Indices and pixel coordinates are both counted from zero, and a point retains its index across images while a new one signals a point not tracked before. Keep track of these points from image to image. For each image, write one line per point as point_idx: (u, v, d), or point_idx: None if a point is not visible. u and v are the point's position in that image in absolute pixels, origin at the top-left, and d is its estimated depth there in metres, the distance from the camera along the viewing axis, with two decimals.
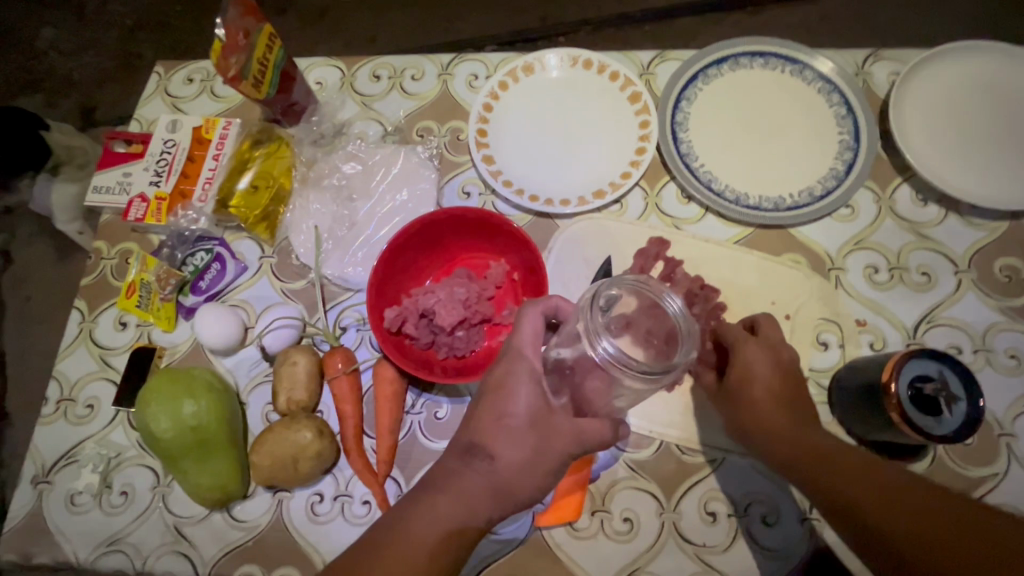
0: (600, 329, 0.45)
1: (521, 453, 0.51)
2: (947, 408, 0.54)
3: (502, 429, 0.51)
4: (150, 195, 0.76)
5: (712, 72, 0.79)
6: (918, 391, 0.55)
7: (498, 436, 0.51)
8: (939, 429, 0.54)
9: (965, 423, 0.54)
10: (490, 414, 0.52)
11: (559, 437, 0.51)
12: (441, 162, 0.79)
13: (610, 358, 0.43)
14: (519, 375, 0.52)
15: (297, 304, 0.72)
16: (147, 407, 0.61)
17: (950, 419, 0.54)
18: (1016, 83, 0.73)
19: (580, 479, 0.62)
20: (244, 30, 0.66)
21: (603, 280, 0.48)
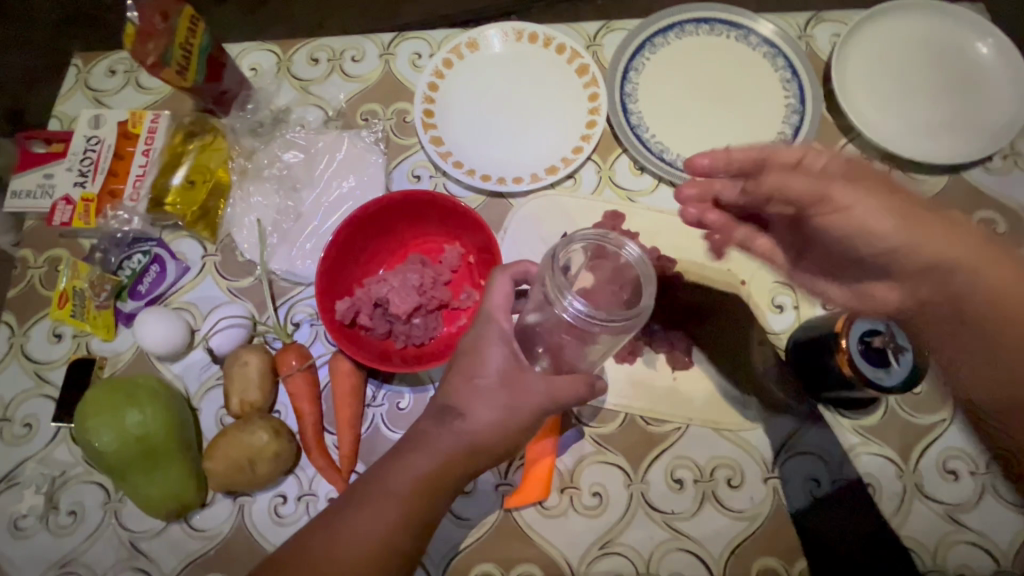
0: (565, 289, 0.47)
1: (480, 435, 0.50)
2: (895, 360, 0.55)
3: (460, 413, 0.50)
4: (75, 197, 0.71)
5: (658, 41, 0.78)
6: (868, 346, 0.56)
7: (456, 421, 0.50)
8: (886, 377, 0.55)
9: (913, 372, 0.54)
10: (451, 398, 0.51)
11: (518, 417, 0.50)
12: (388, 146, 0.76)
13: (579, 315, 0.45)
14: (489, 341, 0.51)
15: (244, 302, 0.69)
16: (87, 420, 0.58)
17: (896, 370, 0.55)
18: (952, 38, 0.74)
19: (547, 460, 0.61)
20: (160, 13, 0.62)
21: (558, 241, 0.49)
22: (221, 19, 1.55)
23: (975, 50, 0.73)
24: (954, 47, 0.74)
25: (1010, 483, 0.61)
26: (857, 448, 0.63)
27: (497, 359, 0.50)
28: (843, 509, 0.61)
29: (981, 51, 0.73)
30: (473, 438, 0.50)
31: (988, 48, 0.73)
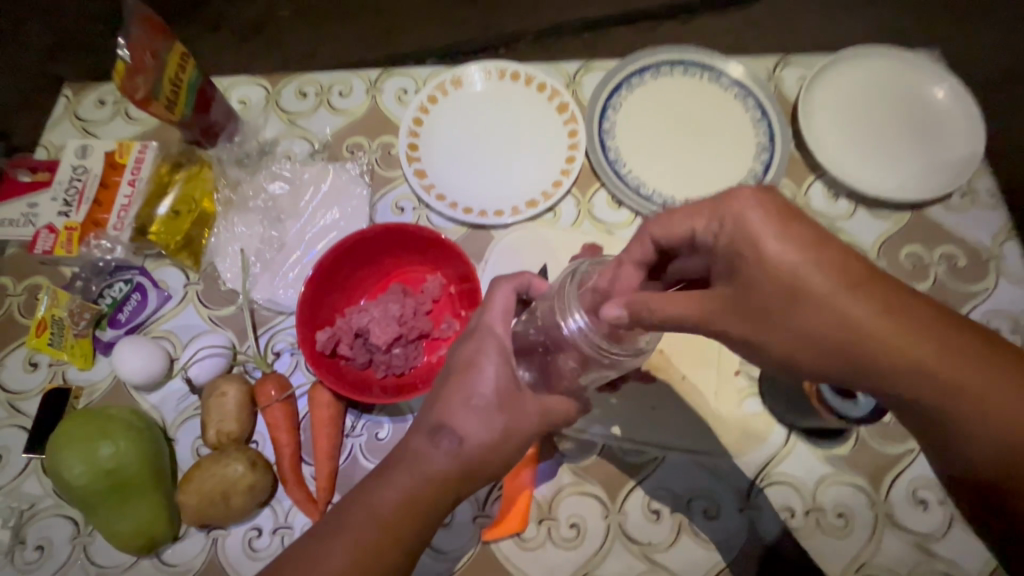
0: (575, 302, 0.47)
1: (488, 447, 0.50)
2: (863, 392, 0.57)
3: (465, 426, 0.49)
4: (59, 225, 0.71)
5: (635, 81, 0.81)
6: None
7: (461, 439, 0.49)
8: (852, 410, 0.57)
9: (878, 406, 0.57)
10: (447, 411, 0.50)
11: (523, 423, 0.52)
12: (372, 178, 0.78)
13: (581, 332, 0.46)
14: (489, 354, 0.51)
15: (225, 331, 0.70)
16: (58, 453, 0.57)
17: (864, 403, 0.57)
18: (910, 83, 0.79)
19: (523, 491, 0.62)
20: (150, 49, 0.63)
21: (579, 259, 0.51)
22: (218, 49, 1.63)
23: (932, 94, 0.78)
24: (912, 91, 0.78)
25: None
26: (830, 478, 0.64)
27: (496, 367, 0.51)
28: (816, 538, 0.62)
29: (938, 95, 0.78)
30: (477, 452, 0.49)
31: (943, 93, 0.78)
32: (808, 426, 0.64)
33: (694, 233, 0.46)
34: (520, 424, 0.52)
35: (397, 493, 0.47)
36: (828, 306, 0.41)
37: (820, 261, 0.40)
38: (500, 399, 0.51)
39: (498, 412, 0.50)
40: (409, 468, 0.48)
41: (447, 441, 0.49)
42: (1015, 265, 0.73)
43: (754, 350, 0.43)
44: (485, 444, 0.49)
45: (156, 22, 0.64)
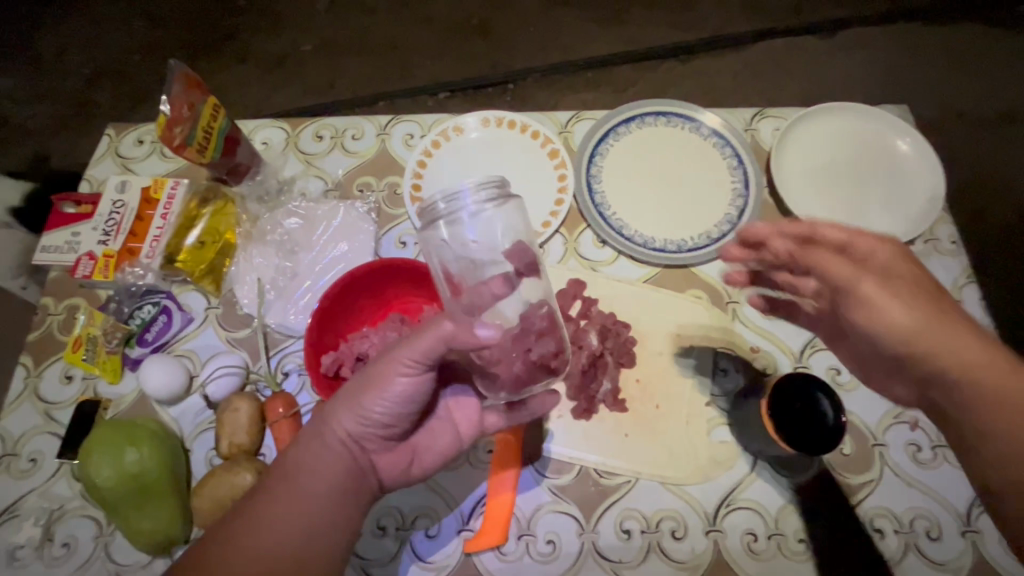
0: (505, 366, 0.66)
1: (370, 407, 0.58)
2: (814, 423, 0.62)
3: (347, 395, 0.59)
4: (98, 253, 0.79)
5: (621, 130, 0.88)
6: (790, 409, 0.64)
7: (344, 404, 0.58)
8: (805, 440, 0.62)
9: (834, 436, 0.61)
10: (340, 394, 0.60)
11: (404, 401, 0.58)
12: (378, 215, 0.85)
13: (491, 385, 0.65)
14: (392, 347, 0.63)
15: (241, 352, 0.77)
16: (88, 459, 0.64)
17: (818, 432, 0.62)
18: (877, 136, 0.85)
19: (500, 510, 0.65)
20: (188, 103, 0.72)
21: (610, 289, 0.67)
22: (245, 80, 1.75)
23: (897, 146, 0.84)
24: (878, 143, 0.85)
25: (930, 541, 0.67)
26: (792, 505, 0.68)
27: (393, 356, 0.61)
28: (776, 560, 0.66)
29: (903, 147, 0.84)
30: (361, 414, 0.58)
31: (908, 145, 0.84)
32: (772, 455, 0.69)
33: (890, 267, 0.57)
34: (402, 380, 0.57)
35: (299, 459, 0.58)
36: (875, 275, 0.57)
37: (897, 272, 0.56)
38: (376, 364, 0.59)
39: (373, 377, 0.59)
40: (307, 439, 0.59)
41: (330, 411, 0.59)
42: (974, 307, 0.78)
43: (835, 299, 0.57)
44: (368, 405, 0.58)
45: (194, 80, 0.73)
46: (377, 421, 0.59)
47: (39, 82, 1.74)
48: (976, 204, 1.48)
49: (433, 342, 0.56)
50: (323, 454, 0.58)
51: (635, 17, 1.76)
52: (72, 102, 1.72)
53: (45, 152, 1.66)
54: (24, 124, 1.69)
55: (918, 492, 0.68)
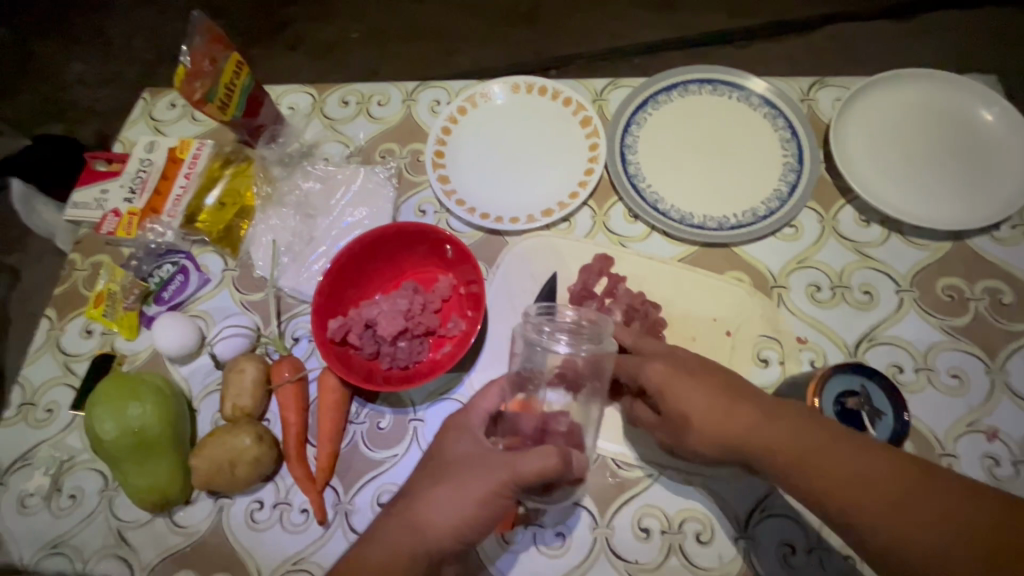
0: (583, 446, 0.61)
1: (458, 517, 0.52)
2: (872, 422, 0.58)
3: (429, 498, 0.53)
4: (123, 210, 0.80)
5: (662, 98, 0.81)
6: (844, 406, 0.58)
7: (421, 497, 0.54)
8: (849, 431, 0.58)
9: (894, 435, 0.58)
10: (415, 484, 0.56)
11: (478, 481, 0.53)
12: (399, 181, 0.82)
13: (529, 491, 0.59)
14: (460, 430, 0.58)
15: (253, 315, 0.75)
16: (95, 409, 0.63)
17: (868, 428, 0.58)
18: (958, 107, 0.74)
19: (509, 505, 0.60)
20: (211, 57, 0.71)
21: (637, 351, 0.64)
22: (292, 65, 1.78)
23: (980, 119, 0.73)
24: (956, 113, 0.74)
25: None
26: None
27: (462, 441, 0.57)
28: None
29: (986, 117, 0.73)
30: (444, 523, 0.52)
31: (993, 116, 0.73)
32: None
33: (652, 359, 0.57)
34: (489, 487, 0.52)
35: (373, 563, 0.50)
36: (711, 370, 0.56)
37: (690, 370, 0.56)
38: (461, 467, 0.54)
39: (460, 484, 0.53)
40: (380, 542, 0.52)
41: (413, 513, 0.53)
42: None
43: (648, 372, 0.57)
44: (449, 511, 0.52)
45: (217, 35, 0.72)
46: (456, 533, 0.52)
47: (105, 66, 1.83)
48: None
49: (533, 463, 0.52)
50: (401, 559, 0.51)
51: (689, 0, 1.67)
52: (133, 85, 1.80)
53: (107, 133, 1.75)
54: (90, 105, 1.79)
55: None
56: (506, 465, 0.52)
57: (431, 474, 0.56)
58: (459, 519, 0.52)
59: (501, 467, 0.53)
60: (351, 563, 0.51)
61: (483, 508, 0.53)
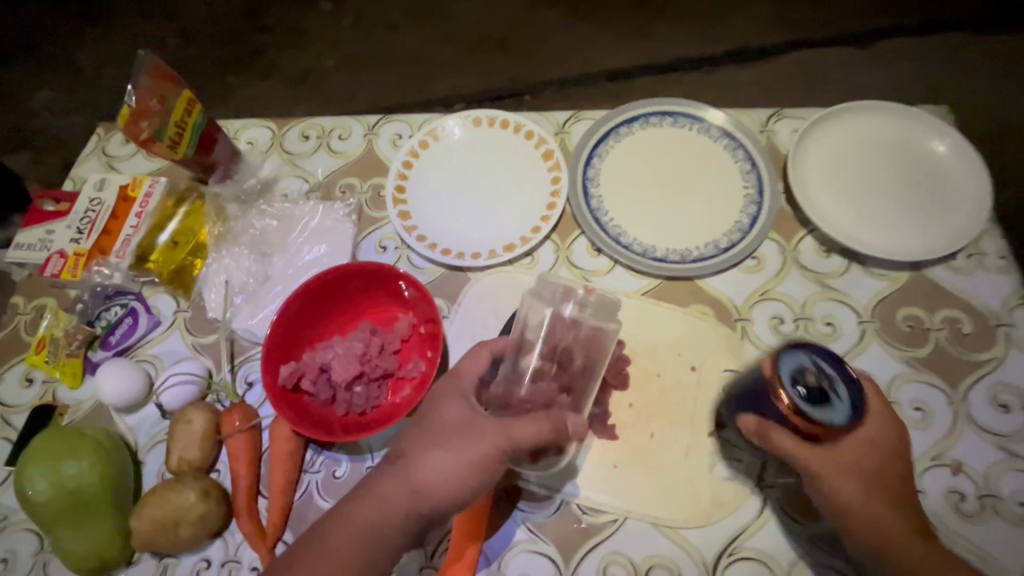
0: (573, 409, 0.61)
1: (456, 481, 0.52)
2: (833, 395, 0.52)
3: (425, 459, 0.53)
4: (69, 251, 0.77)
5: (622, 131, 0.81)
6: (800, 388, 0.52)
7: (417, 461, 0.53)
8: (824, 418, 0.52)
9: (854, 406, 0.52)
10: (406, 444, 0.55)
11: (474, 447, 0.53)
12: (360, 217, 0.81)
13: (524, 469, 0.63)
14: (450, 395, 0.57)
15: (204, 359, 0.72)
16: (28, 467, 0.59)
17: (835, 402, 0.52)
18: (910, 138, 0.76)
19: (472, 532, 0.60)
20: (159, 97, 0.69)
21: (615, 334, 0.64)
22: (264, 92, 1.77)
23: (932, 149, 0.75)
24: (909, 143, 0.76)
25: None
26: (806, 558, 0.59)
27: (453, 405, 0.56)
28: None
29: (938, 148, 0.75)
30: (440, 486, 0.52)
31: (945, 147, 0.75)
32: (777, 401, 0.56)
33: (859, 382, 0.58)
34: (487, 454, 0.52)
35: (362, 520, 0.51)
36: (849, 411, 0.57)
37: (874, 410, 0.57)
38: (456, 433, 0.54)
39: (459, 448, 0.53)
40: (370, 500, 0.52)
41: (409, 477, 0.52)
42: None
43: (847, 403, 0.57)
44: (445, 475, 0.52)
45: (166, 73, 0.70)
46: (456, 493, 0.52)
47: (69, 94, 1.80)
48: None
49: (528, 432, 0.52)
50: (393, 515, 0.51)
51: (657, 27, 1.70)
52: (98, 113, 1.77)
53: (71, 161, 1.71)
54: (56, 135, 1.75)
55: (962, 551, 0.58)
56: (500, 431, 0.53)
57: (426, 439, 0.54)
58: (454, 487, 0.52)
59: (498, 433, 0.53)
60: (345, 516, 0.52)
61: (478, 472, 0.52)
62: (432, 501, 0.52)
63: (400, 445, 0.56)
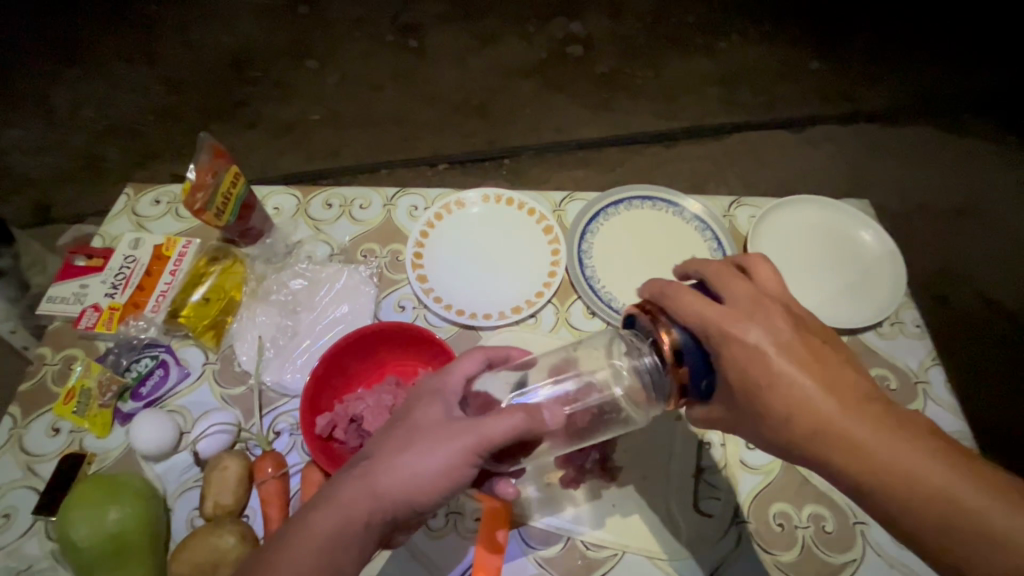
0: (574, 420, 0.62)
1: (422, 482, 0.53)
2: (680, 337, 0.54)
3: (389, 463, 0.54)
4: (104, 305, 0.82)
5: (611, 211, 0.95)
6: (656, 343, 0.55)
7: (384, 463, 0.54)
8: (692, 353, 0.53)
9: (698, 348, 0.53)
10: (375, 448, 0.56)
11: (443, 447, 0.54)
12: (380, 279, 0.90)
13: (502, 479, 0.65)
14: (426, 399, 0.59)
15: (234, 409, 0.78)
16: (70, 515, 0.63)
17: (664, 346, 0.54)
18: (843, 226, 0.93)
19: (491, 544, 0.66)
20: (213, 172, 0.78)
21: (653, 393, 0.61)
22: (253, 144, 1.85)
23: (860, 237, 0.92)
24: (842, 231, 0.93)
25: None
26: None
27: (428, 408, 0.58)
28: None
29: (864, 236, 0.92)
30: (401, 492, 0.53)
31: (871, 236, 0.92)
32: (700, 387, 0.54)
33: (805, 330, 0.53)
34: (451, 458, 0.53)
35: (321, 529, 0.51)
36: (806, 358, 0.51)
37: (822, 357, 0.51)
38: (425, 437, 0.55)
39: (428, 449, 0.54)
40: (330, 507, 0.53)
41: (371, 484, 0.53)
42: (941, 389, 0.82)
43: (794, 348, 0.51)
44: (409, 480, 0.53)
45: (220, 151, 0.79)
46: (422, 495, 0.53)
47: (50, 136, 1.83)
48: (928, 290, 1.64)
49: (500, 427, 0.53)
50: (354, 523, 0.52)
51: (623, 105, 1.92)
52: (78, 155, 1.81)
53: (45, 202, 1.73)
54: (28, 174, 1.77)
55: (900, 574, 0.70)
56: (473, 431, 0.54)
57: (396, 443, 0.55)
58: (419, 487, 0.53)
59: (470, 433, 0.53)
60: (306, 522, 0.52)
61: (446, 474, 0.54)
62: (396, 501, 0.53)
63: (370, 449, 0.57)
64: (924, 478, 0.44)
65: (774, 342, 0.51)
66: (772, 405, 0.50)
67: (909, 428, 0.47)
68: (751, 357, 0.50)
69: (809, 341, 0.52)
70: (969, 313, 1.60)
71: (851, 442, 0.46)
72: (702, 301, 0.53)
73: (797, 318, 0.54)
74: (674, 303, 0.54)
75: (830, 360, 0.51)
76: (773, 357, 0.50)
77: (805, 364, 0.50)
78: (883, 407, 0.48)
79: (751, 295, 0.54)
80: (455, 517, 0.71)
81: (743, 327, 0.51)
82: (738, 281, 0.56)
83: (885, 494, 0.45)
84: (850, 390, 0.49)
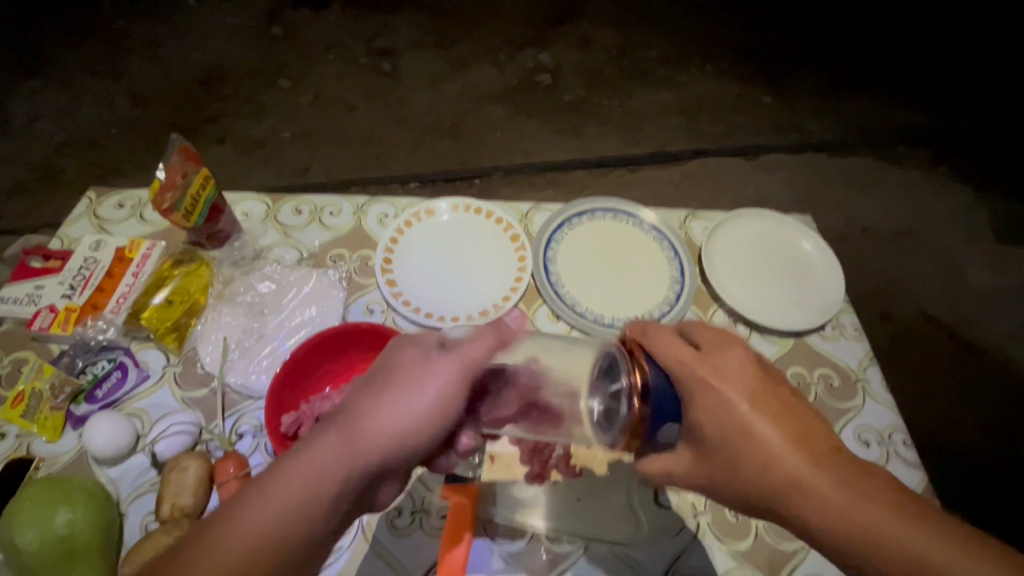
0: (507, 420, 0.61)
1: (403, 418, 0.53)
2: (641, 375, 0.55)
3: (375, 411, 0.54)
4: (60, 306, 0.80)
5: (575, 221, 1.00)
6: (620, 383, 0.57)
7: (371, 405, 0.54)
8: (665, 395, 0.54)
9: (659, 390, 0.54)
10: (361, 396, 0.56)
11: (428, 388, 0.54)
12: (349, 284, 0.91)
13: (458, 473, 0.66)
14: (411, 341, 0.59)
15: (195, 411, 0.76)
16: (17, 517, 0.60)
17: (636, 386, 0.54)
18: (787, 238, 1.01)
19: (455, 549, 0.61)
20: (183, 172, 0.79)
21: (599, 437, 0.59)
22: (220, 159, 1.84)
23: (803, 246, 1.00)
24: (787, 242, 1.00)
25: None
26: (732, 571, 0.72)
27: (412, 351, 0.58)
28: None
29: (806, 246, 1.00)
30: (386, 434, 0.53)
31: (812, 246, 1.00)
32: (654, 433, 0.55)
33: (773, 385, 0.56)
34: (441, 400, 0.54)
35: (301, 473, 0.51)
36: (776, 414, 0.53)
37: (783, 412, 0.54)
38: (414, 377, 0.55)
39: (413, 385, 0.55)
40: (310, 453, 0.52)
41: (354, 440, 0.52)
42: (878, 387, 0.88)
43: (765, 403, 0.54)
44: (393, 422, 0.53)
45: (192, 152, 0.80)
46: (403, 435, 0.53)
47: (4, 148, 1.78)
48: (873, 306, 1.75)
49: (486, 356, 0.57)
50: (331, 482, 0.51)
51: (588, 130, 2.01)
52: (34, 167, 1.76)
53: None
54: None
55: None
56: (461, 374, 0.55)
57: (379, 386, 0.55)
58: (406, 426, 0.53)
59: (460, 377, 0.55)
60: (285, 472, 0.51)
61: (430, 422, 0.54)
62: (377, 442, 0.53)
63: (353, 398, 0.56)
64: (880, 532, 0.48)
65: (744, 394, 0.54)
66: (745, 451, 0.52)
67: (865, 477, 0.51)
68: (724, 404, 0.53)
69: (779, 395, 0.55)
70: (910, 328, 1.72)
71: (816, 495, 0.50)
72: (679, 348, 0.55)
73: (765, 370, 0.57)
74: (653, 343, 0.57)
75: (797, 410, 0.55)
76: (744, 412, 0.53)
77: (772, 417, 0.53)
78: (832, 455, 0.52)
79: (723, 341, 0.58)
80: (422, 514, 0.72)
81: (715, 379, 0.54)
82: (700, 326, 0.60)
83: (843, 542, 0.49)
84: (817, 447, 0.52)
